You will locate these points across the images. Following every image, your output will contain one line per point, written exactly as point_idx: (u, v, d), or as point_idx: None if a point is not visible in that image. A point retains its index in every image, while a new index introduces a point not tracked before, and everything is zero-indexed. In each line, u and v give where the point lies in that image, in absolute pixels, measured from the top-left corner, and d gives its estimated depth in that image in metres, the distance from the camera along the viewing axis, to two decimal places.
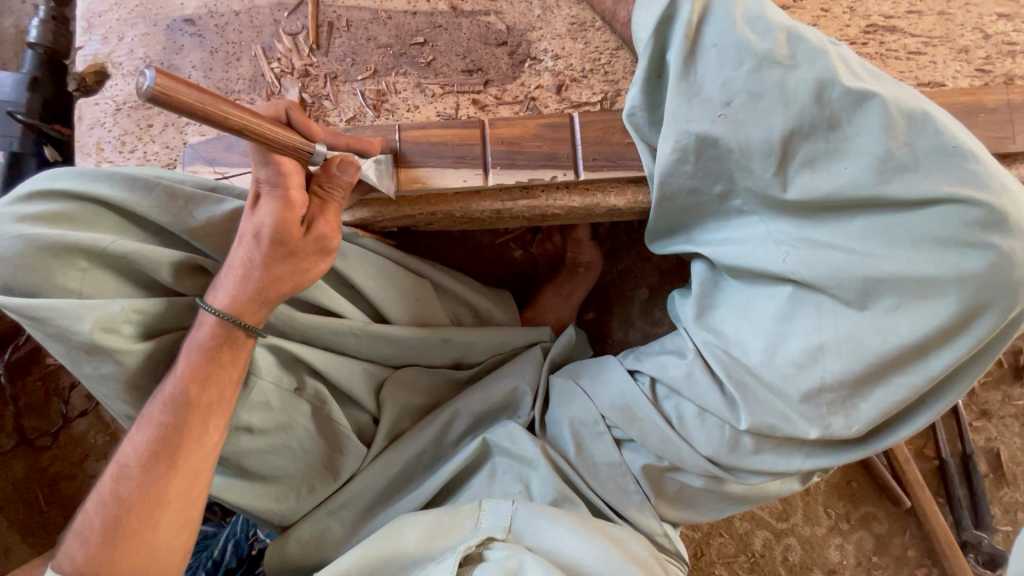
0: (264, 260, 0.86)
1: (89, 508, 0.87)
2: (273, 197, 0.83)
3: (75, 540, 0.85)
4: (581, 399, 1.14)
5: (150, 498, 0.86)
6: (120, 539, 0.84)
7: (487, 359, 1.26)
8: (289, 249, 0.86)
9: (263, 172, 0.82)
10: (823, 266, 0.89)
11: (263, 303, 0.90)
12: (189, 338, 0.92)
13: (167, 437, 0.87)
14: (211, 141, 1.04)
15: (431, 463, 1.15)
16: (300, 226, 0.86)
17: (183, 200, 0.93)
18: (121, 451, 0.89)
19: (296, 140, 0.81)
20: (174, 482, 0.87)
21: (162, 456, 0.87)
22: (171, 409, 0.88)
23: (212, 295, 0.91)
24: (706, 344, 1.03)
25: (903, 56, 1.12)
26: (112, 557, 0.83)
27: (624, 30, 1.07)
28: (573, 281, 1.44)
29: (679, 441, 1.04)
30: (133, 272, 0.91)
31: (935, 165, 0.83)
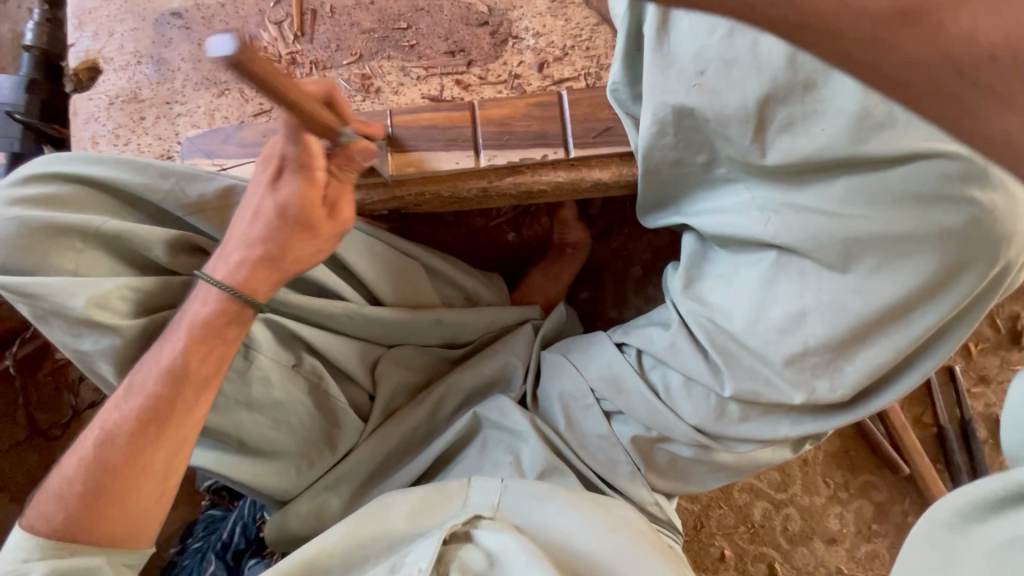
0: (286, 239, 0.89)
1: (67, 468, 0.88)
2: (299, 176, 0.85)
3: (48, 501, 0.86)
4: (570, 373, 1.16)
5: (137, 467, 0.88)
6: (98, 503, 0.86)
7: (480, 337, 1.29)
8: (312, 229, 0.90)
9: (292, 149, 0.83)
10: (803, 230, 0.90)
11: (279, 280, 0.93)
12: (184, 308, 0.93)
13: (161, 408, 0.89)
14: (207, 133, 1.07)
15: (426, 436, 1.19)
16: (322, 208, 0.88)
17: (175, 178, 0.95)
18: (109, 415, 0.89)
19: (329, 119, 0.82)
20: (160, 452, 0.89)
21: (151, 424, 0.89)
22: (165, 381, 0.89)
23: (225, 271, 0.92)
24: (691, 314, 1.05)
25: None
26: (90, 518, 0.85)
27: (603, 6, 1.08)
28: (561, 262, 1.47)
29: (666, 410, 1.06)
30: (128, 252, 0.94)
31: (911, 123, 0.81)
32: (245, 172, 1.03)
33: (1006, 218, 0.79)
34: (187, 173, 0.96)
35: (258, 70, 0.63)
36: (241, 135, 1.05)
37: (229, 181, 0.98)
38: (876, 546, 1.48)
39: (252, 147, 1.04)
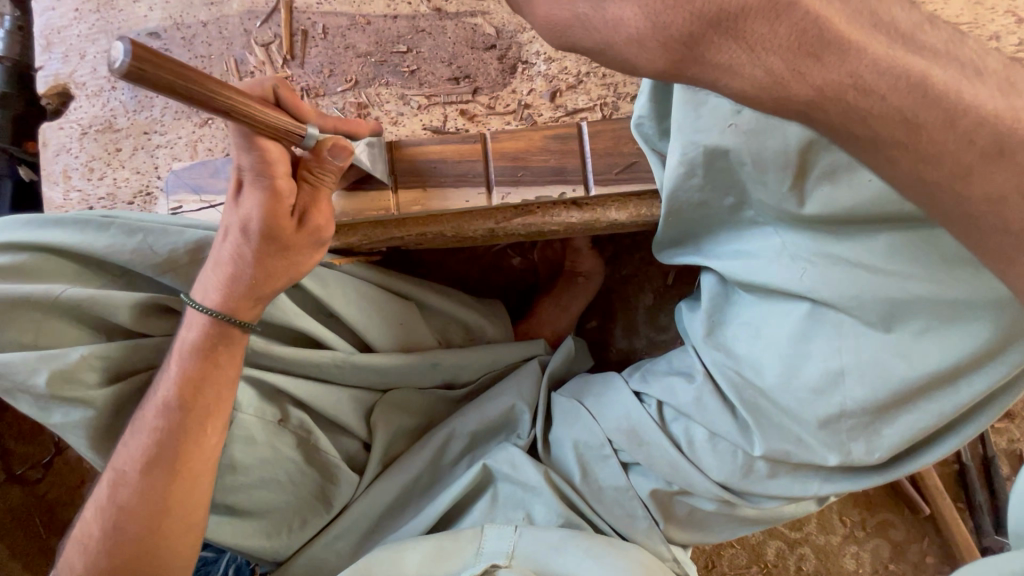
0: (255, 255, 0.80)
1: (89, 514, 0.86)
2: (257, 189, 0.75)
3: (79, 548, 0.84)
4: (584, 421, 1.08)
5: (150, 506, 0.83)
6: (120, 546, 0.83)
7: (481, 377, 1.21)
8: (282, 243, 0.80)
9: (246, 158, 0.73)
10: (843, 286, 0.82)
11: (256, 298, 0.84)
12: (177, 337, 0.88)
13: (164, 442, 0.84)
14: (194, 166, 0.97)
15: (429, 485, 1.12)
16: (289, 218, 0.78)
17: (141, 234, 0.87)
18: (117, 456, 0.86)
19: (287, 122, 0.71)
20: (174, 486, 0.84)
21: (160, 459, 0.84)
22: (165, 411, 0.85)
23: (200, 292, 0.85)
24: (716, 364, 0.98)
25: None
26: (114, 563, 0.82)
27: None
28: (572, 291, 1.38)
29: (689, 466, 0.99)
30: (93, 319, 0.87)
31: None
32: None
33: None
34: (154, 228, 0.88)
35: (168, 82, 0.52)
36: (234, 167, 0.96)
37: (202, 233, 0.89)
38: None
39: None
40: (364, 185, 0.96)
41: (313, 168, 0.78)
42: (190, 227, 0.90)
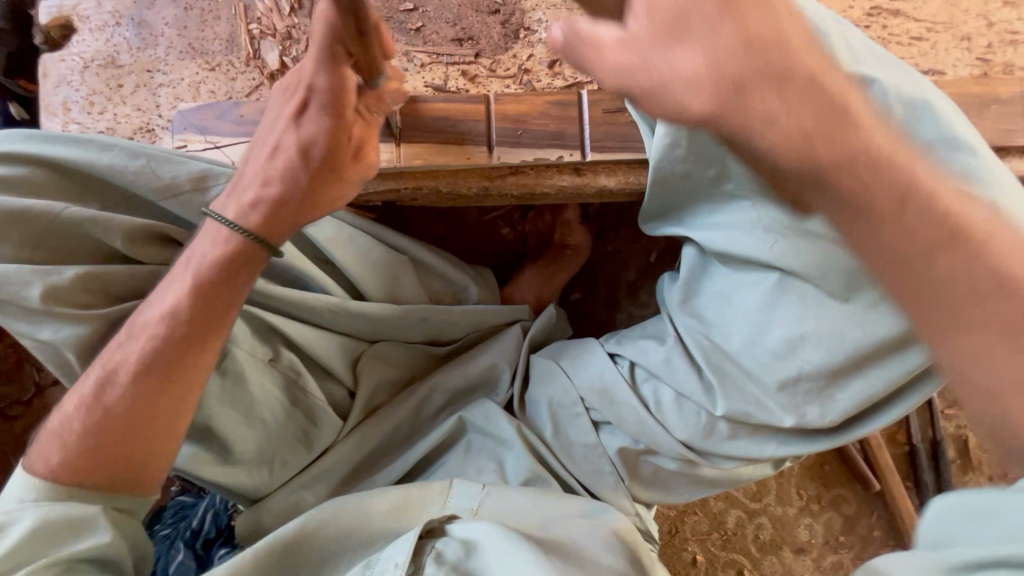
0: (298, 178, 0.85)
1: (68, 411, 0.85)
2: (317, 112, 0.82)
3: (49, 444, 0.84)
4: (560, 380, 1.13)
5: (135, 414, 0.84)
6: (97, 446, 0.82)
7: (467, 335, 1.25)
8: (324, 169, 0.85)
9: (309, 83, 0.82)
10: (809, 256, 0.88)
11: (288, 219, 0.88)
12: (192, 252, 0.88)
13: (162, 355, 0.85)
14: (200, 108, 0.99)
15: (407, 435, 1.16)
16: (347, 147, 0.85)
17: (144, 158, 0.89)
18: (110, 359, 0.85)
19: (377, 60, 0.80)
20: (167, 397, 0.85)
21: (156, 369, 0.85)
22: (169, 323, 0.85)
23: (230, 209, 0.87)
24: (688, 329, 1.03)
25: (905, 42, 1.09)
26: (89, 461, 0.82)
27: None
28: (558, 262, 1.42)
29: (655, 425, 1.05)
30: (88, 241, 0.88)
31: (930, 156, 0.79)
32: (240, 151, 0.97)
33: None
34: (159, 154, 0.90)
35: None
36: (241, 112, 0.98)
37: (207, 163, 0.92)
38: (842, 557, 1.53)
39: (250, 125, 0.98)
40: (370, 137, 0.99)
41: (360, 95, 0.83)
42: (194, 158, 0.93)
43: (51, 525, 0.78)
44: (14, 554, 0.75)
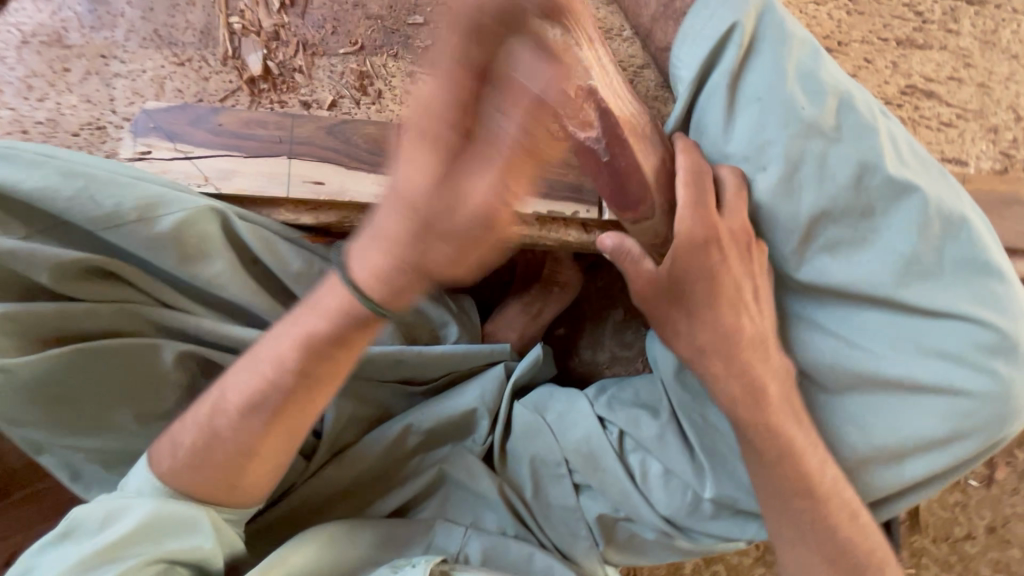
0: (456, 250, 0.54)
1: (186, 417, 0.78)
2: (426, 168, 0.52)
3: (163, 441, 0.78)
4: (545, 437, 1.06)
5: (241, 451, 0.76)
6: (203, 466, 0.76)
7: (441, 378, 1.16)
8: (414, 239, 0.56)
9: (417, 128, 0.54)
10: (821, 355, 0.84)
11: (396, 296, 0.62)
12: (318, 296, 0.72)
13: (270, 400, 0.74)
14: (172, 109, 0.85)
15: (376, 477, 1.07)
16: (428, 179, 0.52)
17: (80, 179, 0.75)
18: (222, 384, 0.76)
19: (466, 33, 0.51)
20: (268, 438, 0.76)
21: (273, 410, 0.74)
22: (278, 370, 0.73)
23: (358, 265, 0.62)
24: (683, 405, 1.01)
25: (934, 126, 1.04)
26: (196, 475, 0.77)
27: (661, 57, 0.93)
28: (546, 300, 1.33)
29: (639, 498, 1.00)
30: (12, 275, 0.76)
31: (958, 279, 0.78)
32: (215, 166, 0.85)
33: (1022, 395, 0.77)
34: (100, 175, 0.76)
35: None
36: (219, 121, 0.86)
37: (158, 186, 0.78)
38: None
39: (227, 138, 0.85)
40: (366, 168, 0.87)
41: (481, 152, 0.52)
42: (141, 179, 0.79)
43: (157, 521, 0.74)
44: (123, 546, 0.73)
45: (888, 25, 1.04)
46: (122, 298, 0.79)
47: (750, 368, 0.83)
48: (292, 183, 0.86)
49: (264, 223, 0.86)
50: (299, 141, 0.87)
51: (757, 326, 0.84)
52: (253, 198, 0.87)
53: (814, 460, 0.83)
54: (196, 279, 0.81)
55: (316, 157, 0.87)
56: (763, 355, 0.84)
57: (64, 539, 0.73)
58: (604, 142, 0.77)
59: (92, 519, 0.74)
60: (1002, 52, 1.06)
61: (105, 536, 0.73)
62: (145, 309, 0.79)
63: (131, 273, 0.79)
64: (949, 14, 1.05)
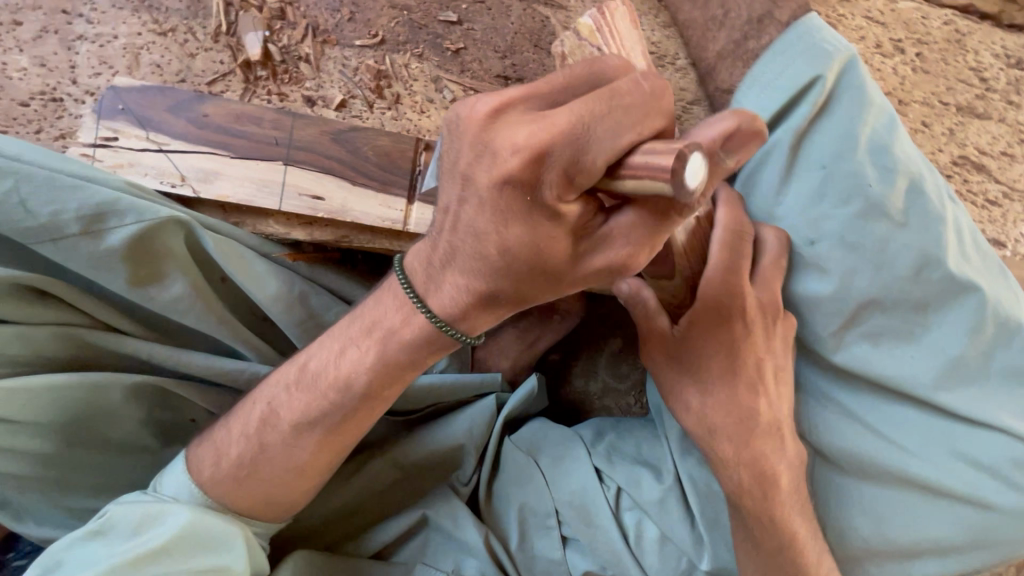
0: (528, 271, 0.54)
1: (232, 426, 0.73)
2: (501, 185, 0.49)
3: (203, 448, 0.73)
4: (537, 483, 0.99)
5: (289, 469, 0.72)
6: (249, 480, 0.72)
7: (426, 409, 1.06)
8: (536, 251, 0.52)
9: (603, 110, 0.46)
10: (846, 444, 0.78)
11: (474, 315, 0.60)
12: (384, 320, 0.66)
13: (328, 419, 0.70)
14: (148, 90, 0.72)
15: (347, 511, 0.99)
16: (537, 222, 0.50)
17: (10, 179, 0.61)
18: (275, 399, 0.72)
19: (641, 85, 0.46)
20: (317, 454, 0.73)
21: (319, 425, 0.71)
22: (345, 389, 0.69)
23: (436, 292, 0.61)
24: (688, 470, 0.95)
25: (979, 203, 0.96)
26: (238, 489, 0.73)
27: (723, 102, 0.86)
28: (544, 329, 1.23)
29: (631, 562, 0.93)
30: None
31: (1002, 389, 0.73)
32: (188, 163, 0.72)
33: None
34: (36, 174, 0.62)
35: None
36: (203, 110, 0.73)
37: (109, 191, 0.64)
38: None
39: (211, 133, 0.73)
40: (375, 186, 0.76)
41: (645, 186, 0.46)
42: (92, 181, 0.66)
43: (196, 531, 0.69)
44: (155, 555, 0.66)
45: (951, 89, 0.97)
46: (65, 321, 0.68)
47: (767, 452, 0.75)
48: (285, 194, 0.74)
49: (244, 236, 0.75)
50: (298, 146, 0.74)
51: (775, 411, 0.75)
52: (234, 203, 0.75)
53: (812, 554, 0.76)
54: (149, 302, 0.69)
55: (316, 166, 0.74)
56: (777, 442, 0.75)
57: (97, 539, 0.67)
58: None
59: (129, 520, 0.68)
60: None
61: (138, 541, 0.66)
62: (93, 336, 0.69)
63: (74, 295, 0.68)
64: (1014, 83, 0.98)
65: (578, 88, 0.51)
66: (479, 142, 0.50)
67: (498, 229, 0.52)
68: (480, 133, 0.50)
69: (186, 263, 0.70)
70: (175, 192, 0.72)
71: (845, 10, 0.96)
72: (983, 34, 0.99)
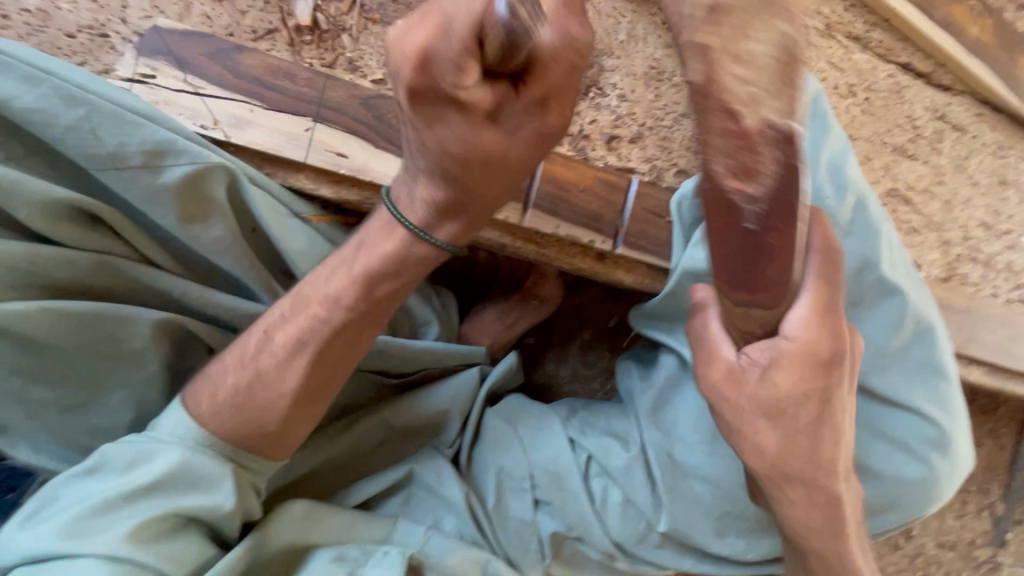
0: (460, 159, 0.62)
1: (227, 358, 0.77)
2: (406, 94, 0.54)
3: (197, 384, 0.76)
4: (513, 449, 1.05)
5: (279, 396, 0.76)
6: (242, 410, 0.75)
7: (416, 373, 1.12)
8: (466, 185, 0.67)
9: (530, 16, 0.50)
10: None
11: (444, 221, 0.73)
12: (371, 240, 0.77)
13: (318, 338, 0.76)
14: (192, 35, 0.78)
15: (337, 466, 1.04)
16: (447, 114, 0.57)
17: (84, 108, 0.68)
18: (268, 326, 0.76)
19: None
20: (312, 381, 0.77)
21: (312, 349, 0.76)
22: (339, 311, 0.75)
23: (411, 203, 0.73)
24: (650, 439, 1.05)
25: (904, 231, 1.14)
26: (229, 420, 0.75)
27: None
28: (523, 310, 1.31)
29: (594, 520, 1.01)
30: None
31: (917, 377, 0.88)
32: (226, 108, 0.77)
33: (945, 486, 0.89)
34: (104, 107, 0.68)
35: None
36: (240, 61, 0.79)
37: (168, 132, 0.71)
38: None
39: (248, 85, 0.78)
40: (394, 151, 0.82)
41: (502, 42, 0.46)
42: (150, 119, 0.71)
43: (183, 474, 0.73)
44: (144, 494, 0.71)
45: (889, 131, 1.15)
46: (104, 251, 0.73)
47: None
48: (311, 149, 0.80)
49: (276, 190, 0.80)
50: (328, 106, 0.80)
51: None
52: (271, 157, 0.80)
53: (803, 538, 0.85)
54: (191, 239, 0.74)
55: (344, 127, 0.81)
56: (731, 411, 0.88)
57: (91, 476, 0.71)
58: (756, 211, 0.49)
59: (119, 460, 0.72)
60: (967, 177, 1.18)
61: (126, 480, 0.71)
62: (128, 269, 0.73)
63: (121, 225, 0.73)
64: (936, 133, 1.17)
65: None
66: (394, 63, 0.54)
67: (433, 138, 0.60)
68: (390, 51, 0.54)
69: (227, 210, 0.76)
70: (205, 134, 0.77)
71: (812, 53, 1.12)
72: (917, 89, 1.17)
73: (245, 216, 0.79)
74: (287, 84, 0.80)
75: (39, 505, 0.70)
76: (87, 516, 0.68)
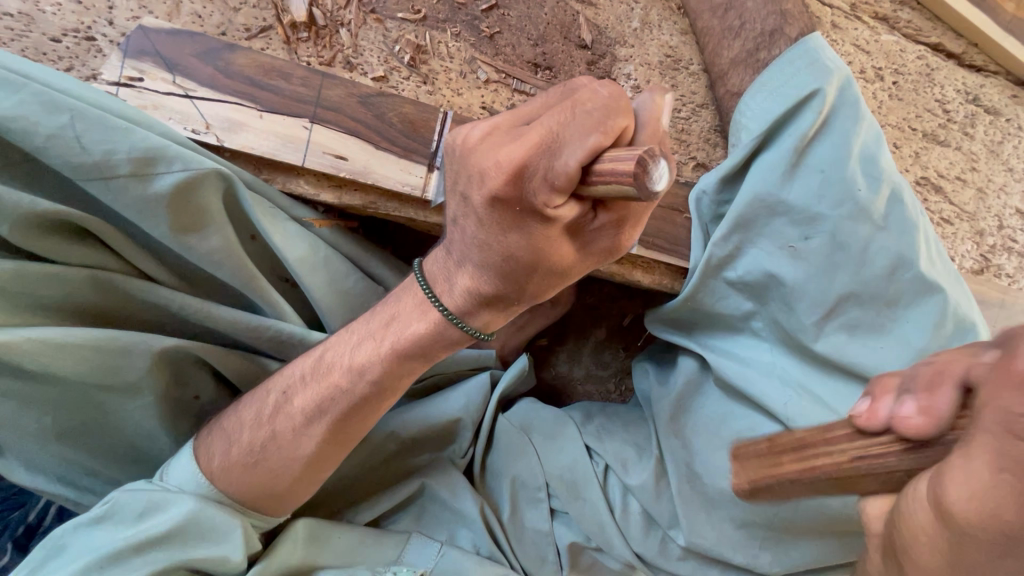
0: (505, 264, 0.57)
1: (243, 414, 0.76)
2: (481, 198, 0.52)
3: (214, 439, 0.75)
4: (529, 458, 1.01)
5: (294, 458, 0.74)
6: (255, 468, 0.74)
7: (424, 380, 1.09)
8: (518, 252, 0.55)
9: (569, 117, 0.47)
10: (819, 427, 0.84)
11: (482, 310, 0.64)
12: (402, 316, 0.70)
13: (340, 407, 0.73)
14: (176, 33, 0.74)
15: (349, 482, 1.00)
16: (500, 226, 0.53)
17: (67, 114, 0.64)
18: (288, 388, 0.75)
19: (586, 94, 0.47)
20: (325, 447, 0.75)
21: (330, 414, 0.73)
22: (355, 380, 0.72)
23: (452, 290, 0.64)
24: (671, 451, 0.99)
25: (934, 221, 1.08)
26: (244, 478, 0.74)
27: (728, 101, 0.94)
28: (534, 312, 1.27)
29: (615, 531, 0.96)
30: None
31: None
32: (217, 110, 0.73)
33: None
34: (89, 113, 0.64)
35: None
36: (231, 60, 0.75)
37: (158, 138, 0.67)
38: None
39: (238, 83, 0.74)
40: (397, 152, 0.78)
41: (613, 190, 0.45)
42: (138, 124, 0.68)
43: (198, 522, 0.70)
44: (156, 542, 0.68)
45: (919, 117, 1.09)
46: (96, 266, 0.69)
47: None
48: (309, 152, 0.76)
49: (276, 196, 0.77)
50: (324, 106, 0.76)
51: None
52: (268, 160, 0.77)
53: None
54: (187, 250, 0.71)
55: (341, 127, 0.77)
56: None
57: (99, 524, 0.68)
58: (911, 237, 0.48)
59: (133, 507, 0.69)
60: (1002, 163, 1.12)
61: (140, 528, 0.68)
62: (122, 283, 0.70)
63: (113, 240, 0.69)
64: (969, 117, 1.11)
65: (552, 101, 0.53)
66: (467, 163, 0.52)
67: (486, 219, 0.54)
68: (466, 153, 0.53)
69: (224, 219, 0.73)
70: (197, 138, 0.73)
71: (837, 35, 1.06)
72: (948, 71, 1.11)
73: (243, 222, 0.77)
74: (284, 83, 0.75)
75: (47, 554, 0.67)
76: (98, 566, 0.65)
